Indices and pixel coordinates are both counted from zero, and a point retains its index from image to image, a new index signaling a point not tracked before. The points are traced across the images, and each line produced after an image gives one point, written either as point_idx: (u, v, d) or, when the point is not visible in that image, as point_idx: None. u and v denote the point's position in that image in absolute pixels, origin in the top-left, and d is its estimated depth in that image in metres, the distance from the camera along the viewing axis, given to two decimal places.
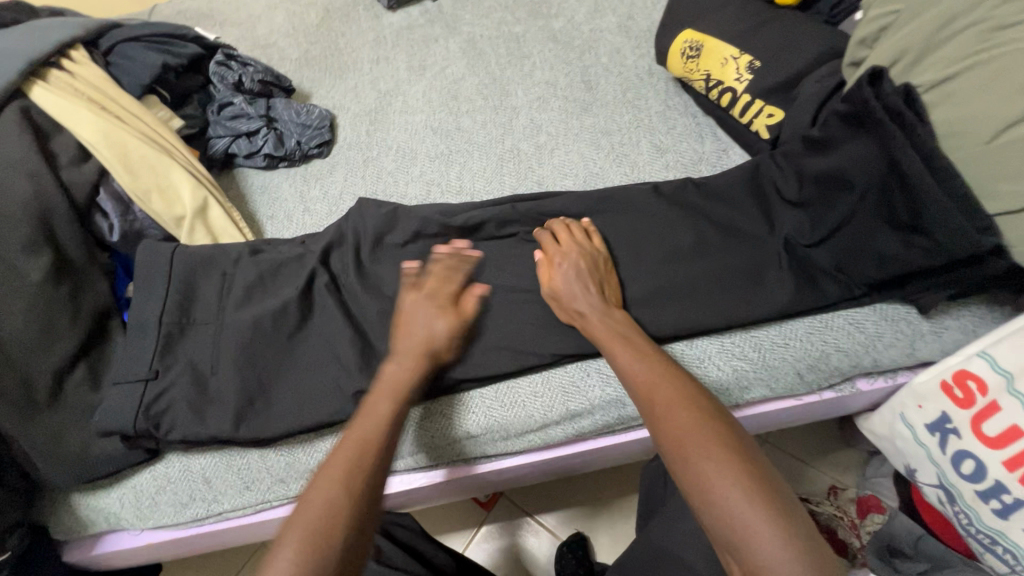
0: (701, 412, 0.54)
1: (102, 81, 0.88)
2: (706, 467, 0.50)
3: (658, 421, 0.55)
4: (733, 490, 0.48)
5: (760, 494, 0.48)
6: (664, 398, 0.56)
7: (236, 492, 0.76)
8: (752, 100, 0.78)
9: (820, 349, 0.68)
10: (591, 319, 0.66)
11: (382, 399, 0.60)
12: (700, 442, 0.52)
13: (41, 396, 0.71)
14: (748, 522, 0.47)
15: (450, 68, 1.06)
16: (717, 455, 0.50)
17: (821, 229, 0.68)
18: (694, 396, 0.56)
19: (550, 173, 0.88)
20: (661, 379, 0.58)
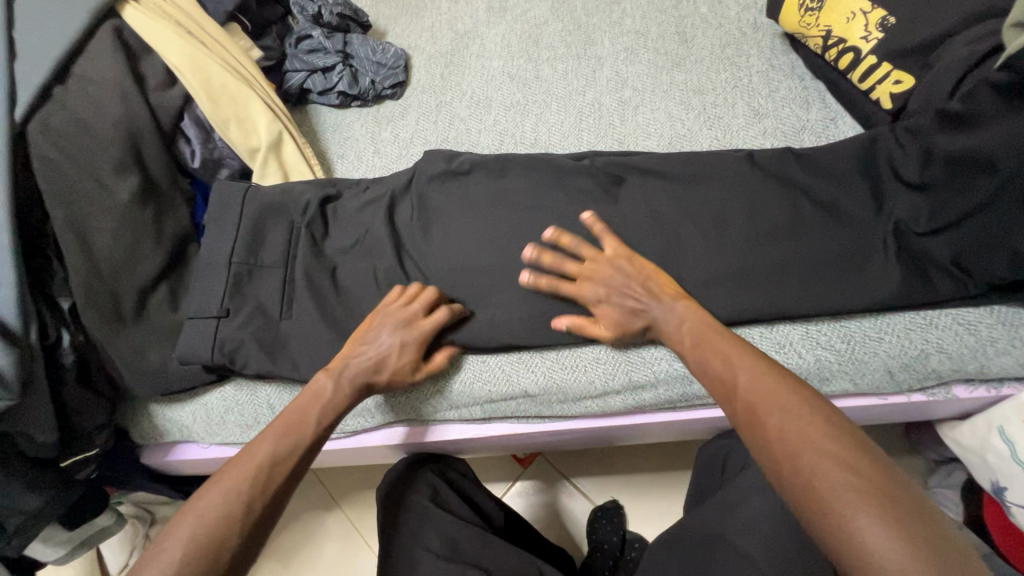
0: (796, 409, 0.48)
1: (188, 3, 0.87)
2: (805, 472, 0.44)
3: (745, 418, 0.50)
4: (841, 493, 0.42)
5: (869, 497, 0.41)
6: (749, 402, 0.51)
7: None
8: (878, 63, 0.69)
9: (918, 348, 0.62)
10: (665, 323, 0.62)
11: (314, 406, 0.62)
12: (798, 441, 0.46)
13: (127, 311, 0.75)
14: (856, 530, 0.40)
15: (534, 11, 1.00)
16: (806, 463, 0.45)
17: (940, 218, 0.61)
18: (788, 390, 0.50)
19: (633, 132, 0.83)
20: (753, 375, 0.52)
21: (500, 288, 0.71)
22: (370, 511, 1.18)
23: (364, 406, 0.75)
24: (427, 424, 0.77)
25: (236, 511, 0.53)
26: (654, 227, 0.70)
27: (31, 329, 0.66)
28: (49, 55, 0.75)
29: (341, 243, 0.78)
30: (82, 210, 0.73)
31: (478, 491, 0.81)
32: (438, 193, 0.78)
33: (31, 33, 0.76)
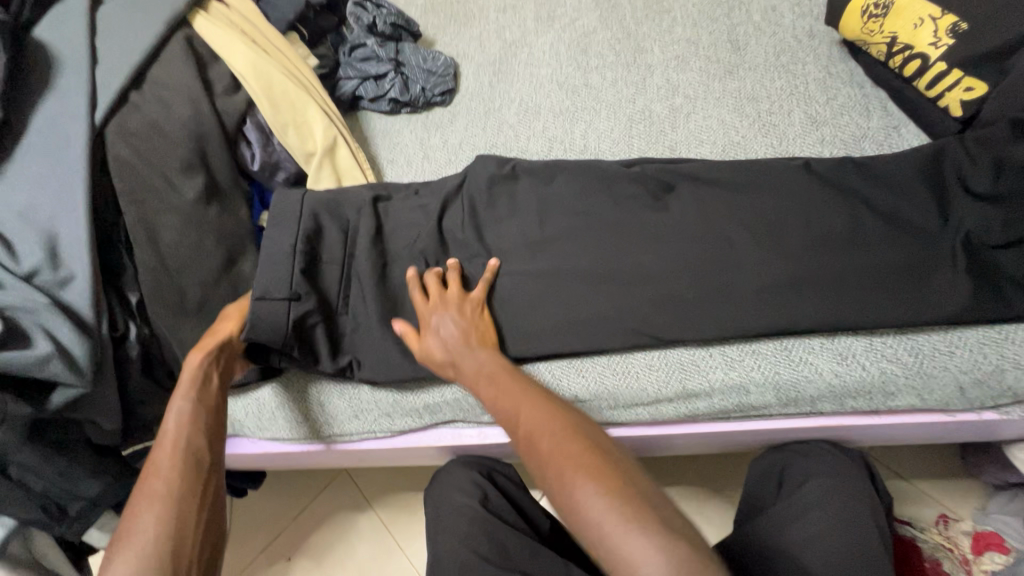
0: (567, 433, 0.56)
1: (252, 14, 0.91)
2: (570, 487, 0.52)
3: (530, 448, 0.57)
4: (599, 501, 0.50)
5: (610, 492, 0.50)
6: (528, 425, 0.59)
7: (343, 422, 0.80)
8: (948, 70, 0.67)
9: (993, 363, 0.59)
10: (461, 364, 0.67)
11: (183, 405, 0.64)
12: (564, 461, 0.53)
13: (190, 306, 0.78)
14: (604, 532, 0.48)
15: (582, 20, 1.01)
16: (569, 473, 0.52)
17: (1014, 229, 0.59)
18: (560, 414, 0.59)
19: (685, 139, 0.82)
20: (535, 408, 0.60)
21: (551, 294, 0.71)
22: (405, 513, 1.19)
23: (412, 407, 0.77)
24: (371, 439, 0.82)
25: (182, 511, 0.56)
26: (710, 234, 0.69)
27: (102, 321, 0.70)
28: (127, 62, 0.79)
29: (392, 245, 0.79)
30: (152, 209, 0.76)
31: (524, 496, 0.81)
32: (489, 197, 0.79)
33: (111, 41, 0.80)
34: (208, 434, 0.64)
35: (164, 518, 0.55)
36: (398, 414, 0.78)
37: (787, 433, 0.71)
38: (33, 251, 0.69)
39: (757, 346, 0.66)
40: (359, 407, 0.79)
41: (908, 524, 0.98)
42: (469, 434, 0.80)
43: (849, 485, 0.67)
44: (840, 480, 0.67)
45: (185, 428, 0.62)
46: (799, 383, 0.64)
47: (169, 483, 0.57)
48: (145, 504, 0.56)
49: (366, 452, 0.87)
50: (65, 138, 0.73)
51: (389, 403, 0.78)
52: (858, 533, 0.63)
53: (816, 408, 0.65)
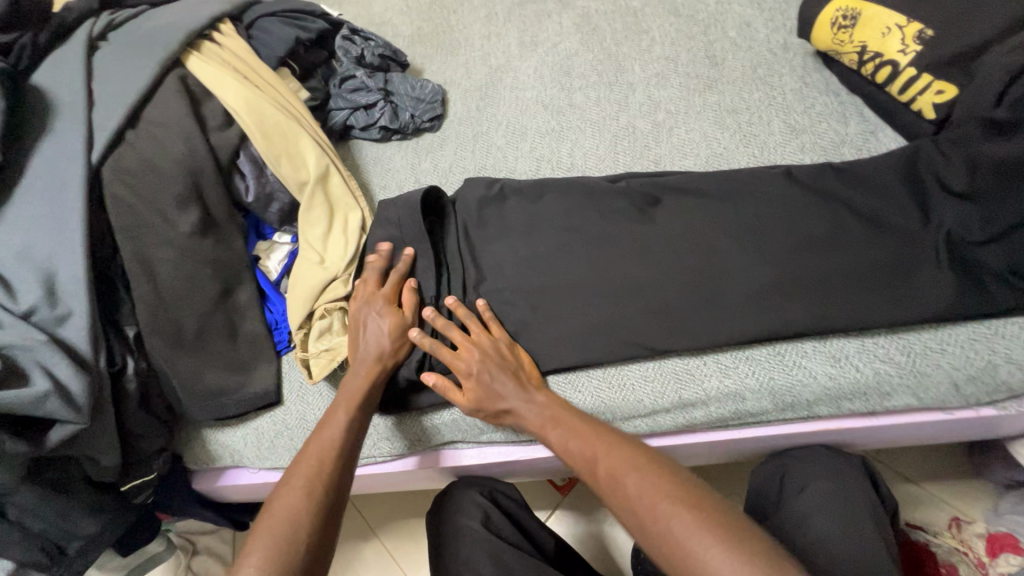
0: (642, 466, 0.55)
1: (245, 53, 0.94)
2: (663, 522, 0.50)
3: (608, 487, 0.56)
4: (694, 538, 0.48)
5: (703, 523, 0.49)
6: (606, 465, 0.57)
7: (385, 438, 0.78)
8: (918, 74, 0.68)
9: (984, 359, 0.59)
10: (524, 413, 0.66)
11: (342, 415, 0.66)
12: (648, 496, 0.53)
13: (189, 337, 0.79)
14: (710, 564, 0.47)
15: (564, 43, 1.04)
16: (664, 508, 0.51)
17: (994, 225, 0.60)
18: (624, 449, 0.58)
19: (669, 152, 0.84)
20: (608, 447, 0.59)
21: (545, 311, 0.72)
22: (410, 539, 1.17)
23: (410, 429, 0.77)
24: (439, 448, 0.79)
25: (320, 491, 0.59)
26: (697, 243, 0.70)
27: (99, 354, 0.71)
28: (122, 103, 0.81)
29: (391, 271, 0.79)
30: (147, 243, 0.77)
31: (527, 517, 0.80)
32: (479, 218, 0.80)
33: (107, 84, 0.82)
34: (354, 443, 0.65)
35: (298, 516, 0.57)
36: (397, 437, 0.77)
37: (785, 438, 0.71)
38: (30, 289, 0.70)
39: (750, 352, 0.66)
40: None
41: (920, 529, 0.96)
42: (468, 454, 0.80)
43: (847, 489, 0.66)
44: (840, 486, 0.66)
45: (341, 438, 0.64)
46: (794, 387, 0.63)
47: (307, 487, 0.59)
48: (290, 499, 0.58)
49: (366, 478, 0.86)
50: (62, 179, 0.75)
51: (387, 427, 0.77)
52: (861, 537, 0.62)
53: (812, 412, 0.64)
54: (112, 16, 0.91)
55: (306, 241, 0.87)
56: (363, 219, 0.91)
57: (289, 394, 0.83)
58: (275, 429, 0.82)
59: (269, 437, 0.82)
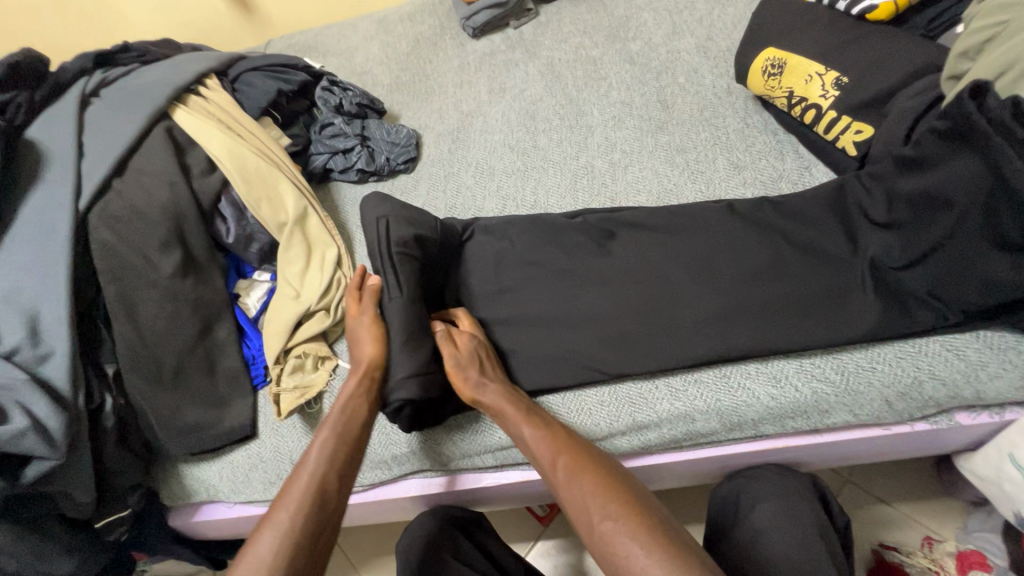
0: (600, 478, 0.58)
1: (229, 105, 1.01)
2: (602, 527, 0.55)
3: (566, 494, 0.59)
4: (631, 543, 0.52)
5: (642, 528, 0.53)
6: (565, 465, 0.60)
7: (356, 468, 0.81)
8: (839, 116, 0.74)
9: (912, 375, 0.63)
10: (493, 397, 0.68)
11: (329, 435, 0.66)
12: (597, 501, 0.56)
13: (167, 373, 0.82)
14: (638, 563, 0.51)
15: (529, 90, 1.12)
16: (613, 511, 0.55)
17: (911, 251, 0.64)
18: (586, 455, 0.61)
19: (624, 189, 0.90)
20: (572, 453, 0.61)
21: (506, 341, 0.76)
22: None
23: (380, 459, 0.79)
24: (460, 471, 0.80)
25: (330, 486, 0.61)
26: (647, 274, 0.75)
27: (78, 393, 0.73)
28: (111, 154, 0.86)
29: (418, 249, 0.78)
30: (130, 285, 0.81)
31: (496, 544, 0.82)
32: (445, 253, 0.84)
33: (97, 137, 0.88)
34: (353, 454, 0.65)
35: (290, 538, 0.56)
36: (367, 466, 0.80)
37: (740, 458, 0.73)
38: (14, 331, 0.73)
39: (698, 375, 0.70)
40: None
41: (893, 549, 0.97)
42: (436, 483, 0.82)
43: (796, 507, 0.69)
44: (790, 504, 0.69)
45: (334, 452, 0.64)
46: (740, 408, 0.67)
47: (293, 522, 0.57)
48: (264, 541, 0.56)
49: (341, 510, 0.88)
50: (50, 226, 0.79)
51: None
52: (808, 553, 0.64)
53: (760, 431, 0.68)
54: (105, 74, 0.98)
55: (284, 278, 0.92)
56: (339, 256, 0.96)
57: (263, 428, 0.86)
58: (249, 462, 0.84)
59: (243, 470, 0.84)
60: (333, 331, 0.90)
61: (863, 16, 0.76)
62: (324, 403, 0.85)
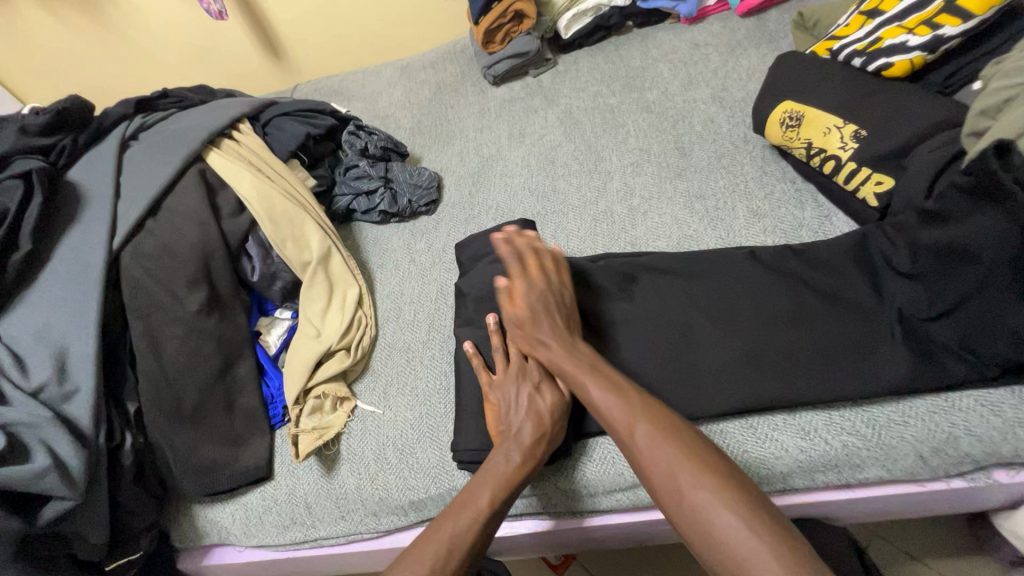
0: (676, 437, 0.55)
1: (260, 148, 1.05)
2: (688, 493, 0.52)
3: (642, 455, 0.56)
4: (727, 513, 0.49)
5: (734, 500, 0.50)
6: (644, 424, 0.57)
7: (372, 514, 0.80)
8: (859, 168, 0.75)
9: (947, 431, 0.61)
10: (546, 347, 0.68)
11: (489, 480, 0.62)
12: (677, 465, 0.53)
13: (187, 411, 0.82)
14: (734, 535, 0.48)
15: (549, 136, 1.15)
16: (698, 474, 0.52)
17: (940, 303, 0.63)
18: (662, 416, 0.58)
19: (643, 234, 0.91)
20: (642, 411, 0.58)
21: None
22: None
23: (397, 505, 0.78)
24: None
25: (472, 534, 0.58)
26: (669, 321, 0.75)
27: (99, 431, 0.74)
28: (146, 195, 0.89)
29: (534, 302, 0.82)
30: (156, 322, 0.83)
31: None
32: (467, 296, 0.85)
33: (134, 178, 0.91)
34: (505, 502, 0.61)
35: None
36: (384, 512, 0.79)
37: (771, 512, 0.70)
38: (42, 367, 0.74)
39: (724, 426, 0.68)
40: (347, 508, 0.80)
41: None
42: None
43: None
44: None
45: (493, 502, 0.60)
46: (768, 460, 0.65)
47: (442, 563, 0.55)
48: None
49: (354, 557, 0.86)
50: (84, 263, 0.81)
51: (375, 501, 0.79)
52: None
53: (789, 485, 0.66)
54: (144, 119, 1.02)
55: (306, 316, 0.93)
56: (361, 295, 0.98)
57: (280, 469, 0.85)
58: (262, 504, 0.83)
59: (256, 514, 0.83)
60: (353, 369, 0.91)
61: (879, 74, 0.79)
62: (341, 445, 0.84)
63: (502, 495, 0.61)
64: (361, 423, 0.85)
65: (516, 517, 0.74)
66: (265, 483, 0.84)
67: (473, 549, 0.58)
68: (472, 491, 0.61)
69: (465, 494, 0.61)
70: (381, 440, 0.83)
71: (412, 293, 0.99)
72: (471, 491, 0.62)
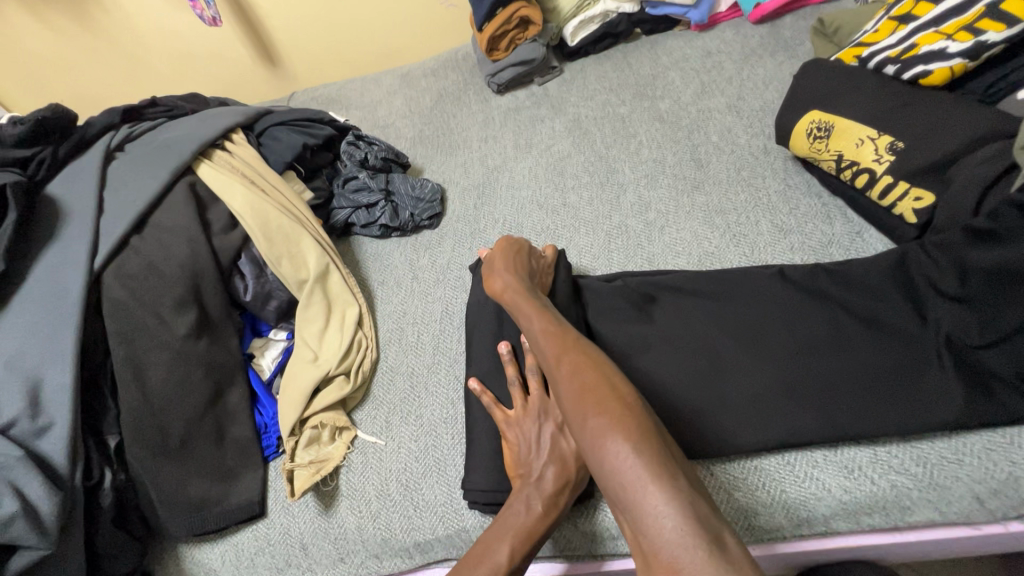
0: (598, 374, 0.51)
1: (254, 160, 0.99)
2: (591, 423, 0.47)
3: (562, 386, 0.52)
4: (621, 444, 0.44)
5: (640, 436, 0.45)
6: (571, 361, 0.54)
7: (374, 555, 0.73)
8: (895, 181, 0.71)
9: (1006, 471, 0.56)
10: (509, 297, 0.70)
11: (507, 533, 0.56)
12: (591, 396, 0.49)
13: (173, 444, 0.76)
14: (628, 467, 0.43)
15: (557, 146, 1.11)
16: (607, 404, 0.48)
17: (993, 329, 0.58)
18: (591, 355, 0.54)
19: (661, 251, 0.86)
20: (574, 353, 0.55)
21: None
22: None
23: (401, 546, 0.72)
24: None
25: None
26: (695, 346, 0.69)
27: (76, 469, 0.67)
28: (131, 210, 0.83)
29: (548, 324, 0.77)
30: (140, 347, 0.77)
31: None
32: (475, 318, 0.79)
33: (119, 192, 0.86)
34: (527, 557, 0.56)
35: None
36: (387, 554, 0.73)
37: (808, 556, 0.64)
38: (14, 400, 0.68)
39: (759, 462, 0.63)
40: (346, 549, 0.73)
41: None
42: None
43: None
44: None
45: (512, 561, 0.55)
46: (808, 501, 0.60)
47: None
48: None
49: None
50: (63, 285, 0.75)
51: (377, 542, 0.73)
52: None
53: (832, 528, 0.60)
54: (131, 129, 0.97)
55: (302, 339, 0.87)
56: (361, 315, 0.92)
57: (273, 506, 0.78)
58: (253, 545, 0.76)
59: (248, 555, 0.76)
60: (353, 397, 0.85)
61: (912, 82, 0.75)
62: (340, 480, 0.78)
63: (524, 551, 0.56)
64: (362, 455, 0.79)
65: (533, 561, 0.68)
66: (258, 521, 0.78)
67: None
68: (489, 545, 0.56)
69: (481, 548, 0.56)
70: (384, 474, 0.77)
71: (415, 313, 0.94)
72: (489, 544, 0.57)
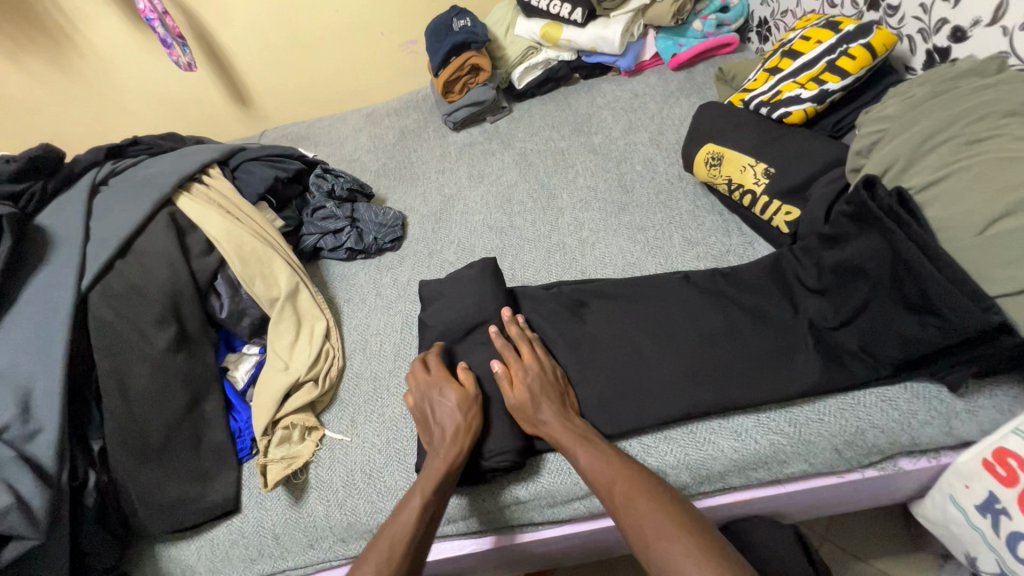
0: (656, 501, 0.61)
1: (229, 191, 1.10)
2: (660, 547, 0.57)
3: (626, 520, 0.61)
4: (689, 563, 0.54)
5: (704, 552, 0.55)
6: (622, 491, 0.63)
7: (341, 540, 0.82)
8: (771, 200, 0.87)
9: (855, 425, 0.70)
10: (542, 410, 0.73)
11: (422, 483, 0.68)
12: (652, 523, 0.59)
13: (154, 447, 0.83)
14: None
15: (505, 176, 1.25)
16: (671, 530, 0.57)
17: (842, 312, 0.73)
18: (645, 483, 0.63)
19: (592, 263, 1.00)
20: (624, 481, 0.64)
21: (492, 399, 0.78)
22: None
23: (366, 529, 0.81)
24: (443, 539, 0.78)
25: (414, 532, 0.64)
26: (615, 339, 0.82)
27: (63, 469, 0.74)
28: (116, 237, 0.92)
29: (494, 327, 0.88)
30: (123, 360, 0.84)
31: None
32: (430, 324, 0.90)
33: (104, 221, 0.94)
34: (439, 499, 0.68)
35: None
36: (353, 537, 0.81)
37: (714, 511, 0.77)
38: (5, 408, 0.75)
39: (668, 432, 0.75)
40: (315, 536, 0.82)
41: None
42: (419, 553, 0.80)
43: None
44: None
45: (426, 500, 0.66)
46: (706, 461, 0.72)
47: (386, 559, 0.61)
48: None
49: None
50: (51, 305, 0.83)
51: (343, 527, 0.81)
52: None
53: (728, 483, 0.73)
54: (114, 165, 1.06)
55: (274, 350, 0.95)
56: (327, 328, 1.02)
57: (247, 502, 0.85)
58: (228, 539, 0.83)
59: (223, 548, 0.83)
60: (321, 400, 0.94)
61: (783, 121, 0.92)
62: (309, 474, 0.86)
63: (438, 495, 0.68)
64: (330, 451, 0.88)
65: (481, 533, 0.78)
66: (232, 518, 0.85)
67: (418, 547, 0.63)
68: (406, 495, 0.67)
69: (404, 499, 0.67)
70: (349, 467, 0.85)
71: (378, 325, 1.04)
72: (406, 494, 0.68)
